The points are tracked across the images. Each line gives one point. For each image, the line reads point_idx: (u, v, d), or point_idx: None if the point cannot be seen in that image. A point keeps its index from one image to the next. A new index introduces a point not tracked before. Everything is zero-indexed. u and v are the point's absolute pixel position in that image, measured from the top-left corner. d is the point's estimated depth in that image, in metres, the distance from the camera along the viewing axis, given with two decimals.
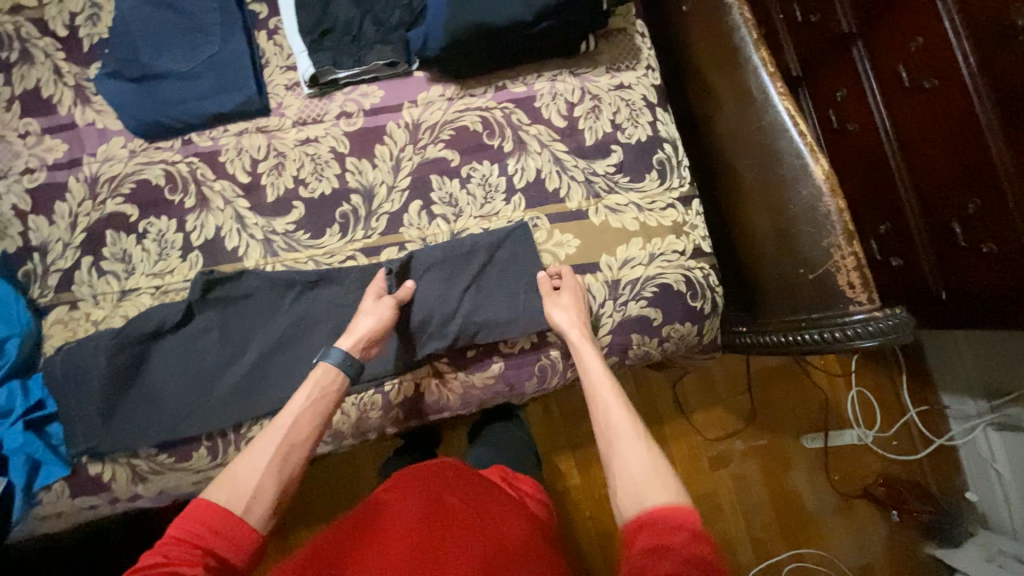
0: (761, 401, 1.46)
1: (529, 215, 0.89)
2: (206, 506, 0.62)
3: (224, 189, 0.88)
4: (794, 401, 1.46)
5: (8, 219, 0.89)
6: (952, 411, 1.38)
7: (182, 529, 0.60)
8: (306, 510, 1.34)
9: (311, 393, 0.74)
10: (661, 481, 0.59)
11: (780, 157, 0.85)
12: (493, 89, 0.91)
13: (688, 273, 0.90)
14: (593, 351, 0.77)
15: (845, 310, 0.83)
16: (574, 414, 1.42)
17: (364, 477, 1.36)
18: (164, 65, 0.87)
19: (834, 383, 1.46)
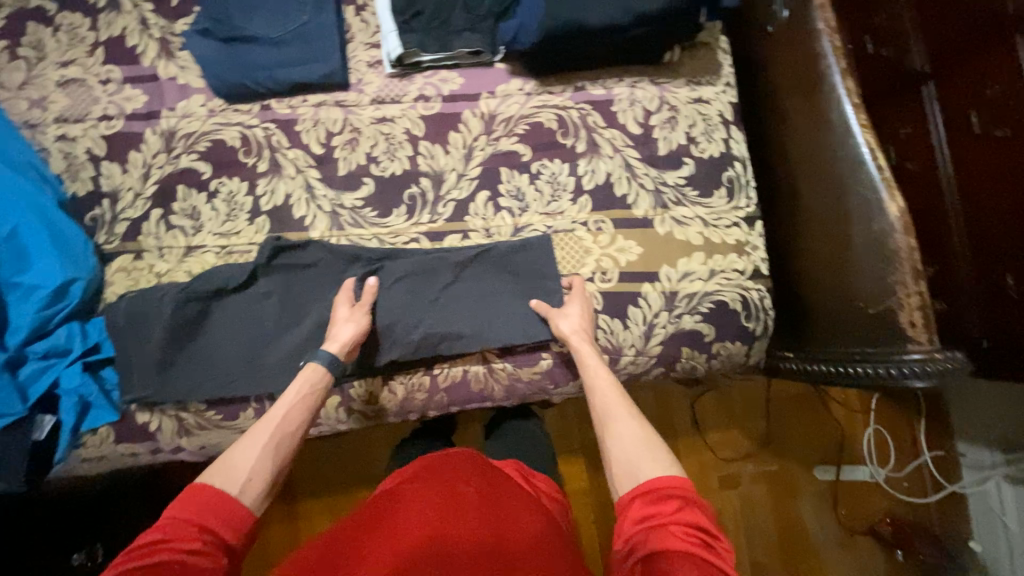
0: (778, 428, 1.45)
1: (594, 218, 0.88)
2: (202, 487, 0.60)
3: (298, 158, 0.90)
4: (811, 432, 1.46)
5: (82, 162, 0.89)
6: (966, 459, 1.32)
7: (178, 512, 0.57)
8: (317, 480, 1.36)
9: (300, 388, 0.75)
10: (653, 457, 0.67)
11: (853, 189, 0.84)
12: (572, 88, 0.91)
13: (745, 294, 0.90)
14: (593, 354, 0.81)
15: (902, 349, 0.82)
16: (590, 419, 1.42)
17: (377, 456, 1.37)
18: (254, 29, 0.87)
19: (851, 417, 1.46)
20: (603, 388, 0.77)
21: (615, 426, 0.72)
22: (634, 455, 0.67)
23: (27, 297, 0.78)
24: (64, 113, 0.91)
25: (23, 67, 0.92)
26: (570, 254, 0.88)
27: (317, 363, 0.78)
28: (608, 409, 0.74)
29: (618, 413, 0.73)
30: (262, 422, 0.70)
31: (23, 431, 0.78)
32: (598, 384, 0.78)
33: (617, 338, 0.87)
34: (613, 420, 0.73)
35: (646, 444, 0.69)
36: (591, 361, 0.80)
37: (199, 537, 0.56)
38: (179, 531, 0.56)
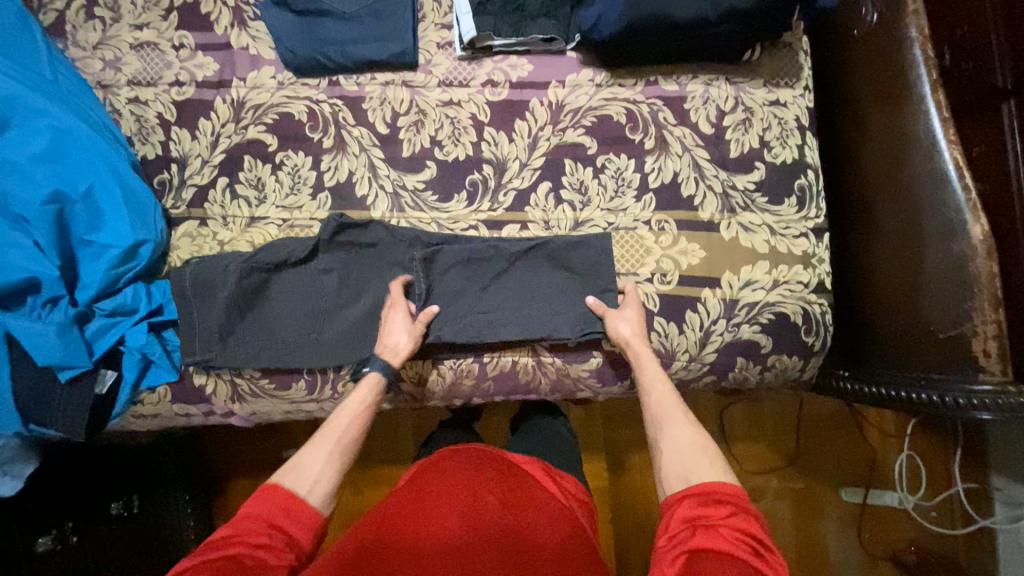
0: (807, 445, 1.42)
1: (657, 217, 0.86)
2: (271, 486, 0.66)
3: (363, 137, 0.90)
4: (840, 452, 1.42)
5: (153, 126, 0.90)
6: (1002, 495, 1.20)
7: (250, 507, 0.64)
8: None
9: (363, 396, 0.78)
10: (709, 462, 0.66)
11: (934, 208, 0.80)
12: (643, 82, 0.89)
13: (807, 307, 0.87)
14: (650, 356, 0.79)
15: (972, 378, 0.80)
16: (617, 419, 1.40)
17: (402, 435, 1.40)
18: (329, 3, 0.87)
19: (881, 438, 1.41)
20: (661, 394, 0.75)
21: (669, 429, 0.71)
22: (692, 461, 0.66)
23: (99, 255, 0.79)
24: (137, 75, 0.92)
25: (100, 27, 0.93)
26: (630, 253, 0.86)
27: (373, 372, 0.80)
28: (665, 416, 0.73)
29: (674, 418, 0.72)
30: (329, 428, 0.75)
31: (85, 384, 0.81)
32: (653, 391, 0.76)
33: (671, 342, 0.86)
34: (667, 424, 0.72)
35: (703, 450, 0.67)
36: (646, 367, 0.78)
37: (262, 535, 0.61)
38: (248, 524, 0.62)
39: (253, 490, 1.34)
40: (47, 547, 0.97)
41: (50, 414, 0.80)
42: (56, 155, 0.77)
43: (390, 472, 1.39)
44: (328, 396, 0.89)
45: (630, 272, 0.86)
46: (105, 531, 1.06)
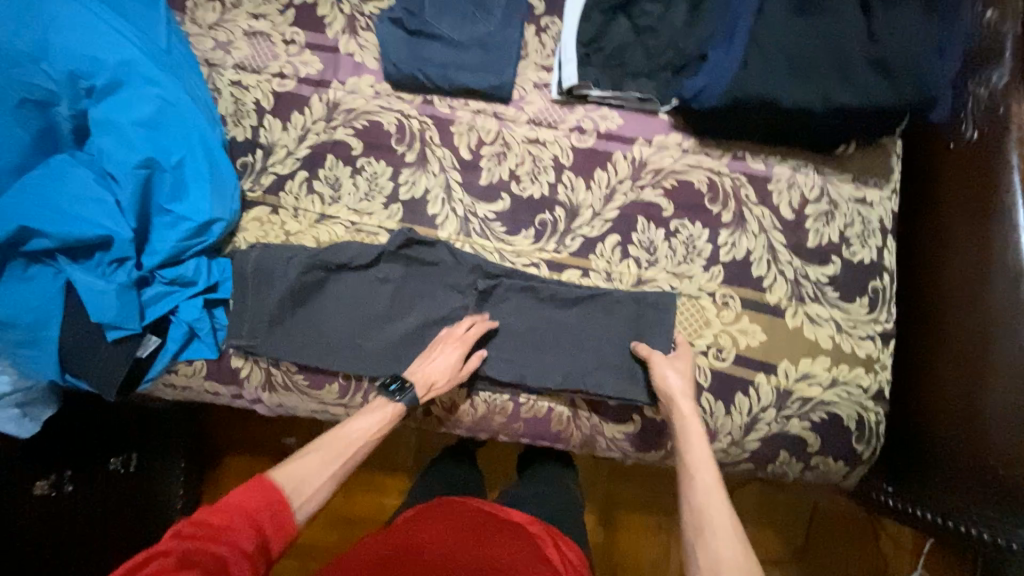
0: (816, 542, 1.35)
1: (722, 291, 0.84)
2: (265, 481, 0.63)
3: (444, 158, 0.91)
4: (847, 556, 1.33)
5: (248, 111, 0.93)
6: None
7: (240, 497, 0.61)
8: None
9: (380, 420, 0.77)
10: None
11: (1010, 341, 0.76)
12: (730, 156, 0.89)
13: (862, 413, 0.84)
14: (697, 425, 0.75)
15: None
16: (624, 479, 1.33)
17: (405, 449, 1.40)
18: (440, 27, 0.89)
19: (896, 551, 1.29)
20: (710, 483, 0.69)
21: (706, 531, 0.64)
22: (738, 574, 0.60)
23: (174, 225, 0.81)
24: (244, 61, 0.95)
25: (218, 8, 0.97)
26: (689, 321, 0.84)
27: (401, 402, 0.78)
28: (709, 509, 0.66)
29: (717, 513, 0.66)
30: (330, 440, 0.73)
31: (129, 346, 0.81)
32: (702, 477, 0.70)
33: (715, 421, 0.83)
34: (712, 532, 0.64)
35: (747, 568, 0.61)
36: (692, 445, 0.73)
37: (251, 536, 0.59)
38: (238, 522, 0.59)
39: (246, 471, 1.34)
40: (44, 491, 0.92)
41: (89, 368, 0.80)
42: (157, 123, 0.78)
43: (384, 481, 1.40)
44: (357, 403, 0.88)
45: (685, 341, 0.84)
46: (101, 488, 1.03)
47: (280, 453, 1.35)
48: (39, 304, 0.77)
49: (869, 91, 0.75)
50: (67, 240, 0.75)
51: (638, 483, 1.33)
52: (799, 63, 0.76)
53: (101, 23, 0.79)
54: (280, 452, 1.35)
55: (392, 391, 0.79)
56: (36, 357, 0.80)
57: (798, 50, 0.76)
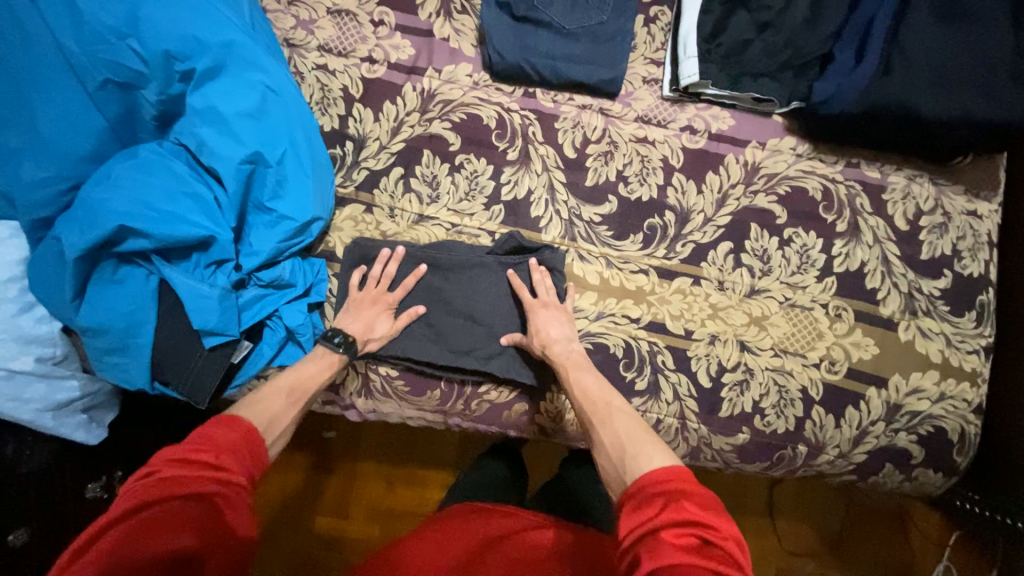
0: (850, 532, 1.30)
1: (836, 303, 0.83)
2: (238, 420, 0.57)
3: (548, 156, 0.86)
4: (878, 546, 1.29)
5: (335, 98, 0.86)
6: None
7: (212, 436, 0.53)
8: (384, 446, 1.24)
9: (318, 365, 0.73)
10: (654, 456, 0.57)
11: None
12: (844, 163, 0.86)
13: (964, 426, 0.84)
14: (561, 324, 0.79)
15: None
16: None
17: (448, 447, 1.24)
18: (550, 16, 0.84)
19: (924, 544, 1.26)
20: (590, 386, 0.71)
21: (606, 413, 0.67)
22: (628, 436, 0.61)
23: (275, 224, 0.75)
24: (330, 42, 0.87)
25: None
26: (803, 333, 0.83)
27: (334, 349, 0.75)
28: (590, 401, 0.69)
29: (602, 407, 0.68)
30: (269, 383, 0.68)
31: (225, 352, 0.75)
32: (585, 382, 0.72)
33: (825, 434, 0.82)
34: (603, 415, 0.66)
35: (638, 430, 0.62)
36: (574, 365, 0.74)
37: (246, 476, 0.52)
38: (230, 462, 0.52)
39: (284, 465, 1.23)
40: (96, 494, 0.88)
41: (179, 377, 0.74)
42: (262, 114, 0.73)
43: (425, 473, 1.23)
44: (457, 410, 0.85)
45: (798, 353, 0.83)
46: None
47: (321, 449, 1.24)
48: (133, 307, 0.71)
49: (1011, 106, 0.73)
50: (168, 242, 0.69)
51: None
52: (944, 73, 0.74)
53: None
54: (318, 446, 1.24)
55: (335, 344, 0.75)
56: (123, 366, 0.73)
57: (945, 56, 0.74)
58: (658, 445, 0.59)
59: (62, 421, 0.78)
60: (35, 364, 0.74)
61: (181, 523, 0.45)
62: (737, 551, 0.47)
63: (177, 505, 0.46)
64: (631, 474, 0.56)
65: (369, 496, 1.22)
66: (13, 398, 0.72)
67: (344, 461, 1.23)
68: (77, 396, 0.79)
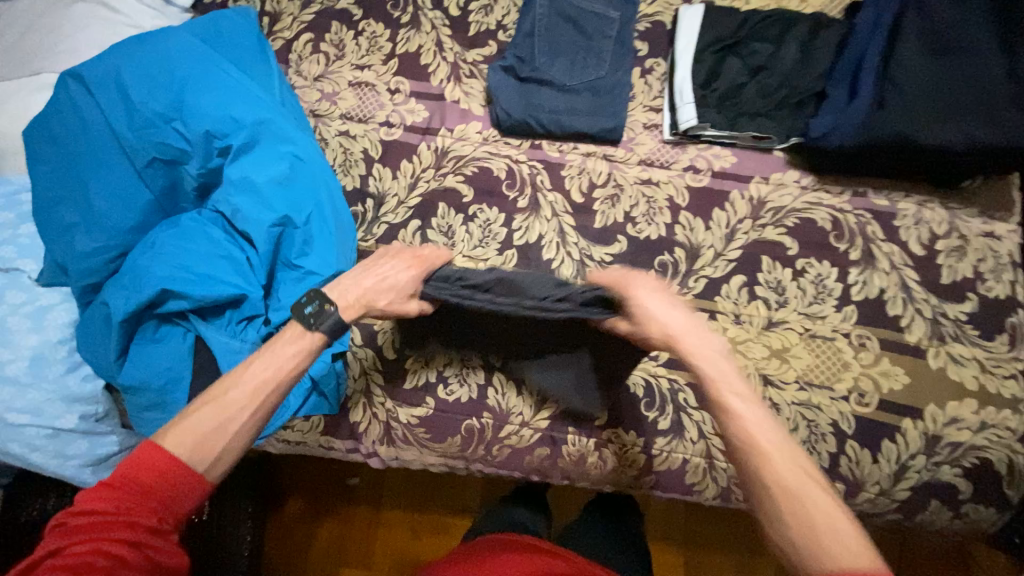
0: None
1: (858, 332, 0.82)
2: (149, 449, 0.52)
3: (557, 202, 0.90)
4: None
5: (356, 160, 0.93)
6: None
7: (122, 475, 0.51)
8: (407, 491, 1.23)
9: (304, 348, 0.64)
10: (829, 514, 0.51)
11: None
12: (850, 192, 0.87)
13: (1015, 458, 0.79)
14: (648, 292, 0.68)
15: None
16: (702, 517, 1.21)
17: (472, 493, 1.22)
18: (551, 74, 0.90)
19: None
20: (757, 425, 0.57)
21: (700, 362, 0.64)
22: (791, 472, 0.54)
23: (301, 281, 0.79)
24: (350, 111, 0.95)
25: (322, 61, 0.98)
26: (828, 364, 0.81)
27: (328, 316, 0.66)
28: (681, 343, 0.65)
29: (768, 446, 0.56)
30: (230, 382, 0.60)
31: None
32: (736, 408, 0.59)
33: (863, 471, 0.79)
34: (703, 363, 0.63)
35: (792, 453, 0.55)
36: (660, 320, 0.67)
37: (159, 512, 0.50)
38: (134, 503, 0.50)
39: (310, 514, 1.22)
40: None
41: None
42: (290, 180, 0.79)
43: (452, 520, 1.20)
44: (479, 455, 0.85)
45: (825, 385, 0.80)
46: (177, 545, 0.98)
47: (345, 495, 1.23)
48: (169, 366, 0.75)
49: (1016, 129, 0.74)
50: (203, 302, 0.74)
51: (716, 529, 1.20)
52: (938, 103, 0.76)
53: (235, 83, 0.80)
54: (344, 494, 1.23)
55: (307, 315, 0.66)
56: (160, 421, 0.77)
57: (937, 87, 0.76)
58: (852, 524, 0.51)
59: (101, 474, 0.83)
60: (78, 421, 0.78)
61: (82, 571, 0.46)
62: None
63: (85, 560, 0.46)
64: (827, 546, 0.49)
65: (392, 546, 1.19)
66: (60, 455, 0.78)
67: (368, 508, 1.22)
68: (116, 451, 0.83)
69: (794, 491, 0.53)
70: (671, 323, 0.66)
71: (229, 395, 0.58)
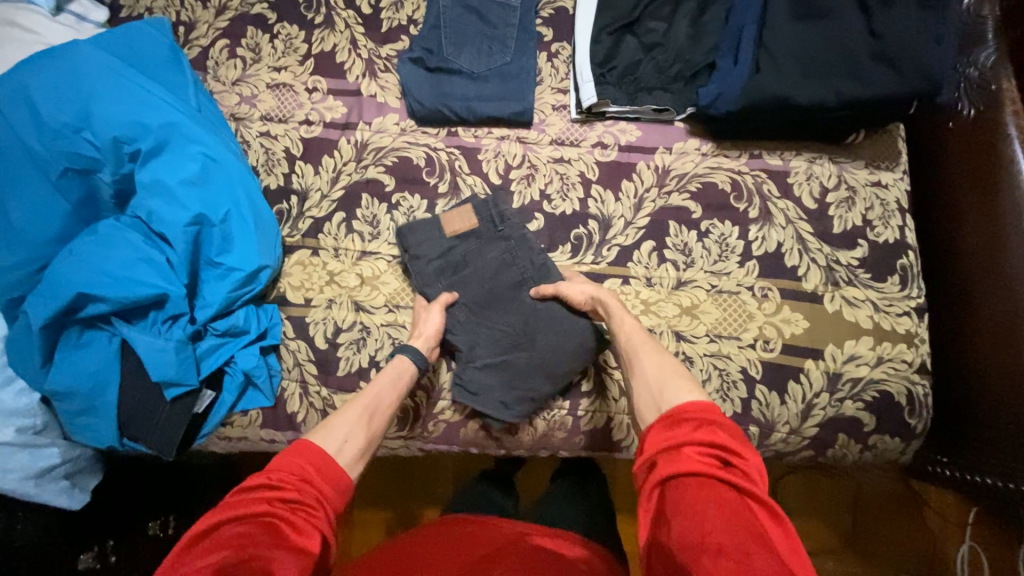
0: (866, 526, 1.26)
1: (760, 284, 0.87)
2: (312, 445, 0.61)
3: (476, 185, 0.94)
4: (897, 537, 1.24)
5: (279, 159, 0.96)
6: None
7: (283, 462, 0.59)
8: (375, 488, 1.23)
9: (392, 376, 0.77)
10: (677, 389, 0.62)
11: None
12: (747, 155, 0.93)
13: (911, 388, 0.86)
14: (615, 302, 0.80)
15: None
16: None
17: (443, 484, 1.22)
18: (459, 64, 0.94)
19: None
20: (632, 333, 0.74)
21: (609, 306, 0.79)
22: (661, 376, 0.65)
23: (224, 276, 0.82)
24: (270, 112, 0.98)
25: (239, 65, 1.00)
26: (733, 316, 0.86)
27: (406, 357, 0.80)
28: (602, 295, 0.81)
29: (647, 354, 0.69)
30: (352, 403, 0.71)
31: (186, 403, 0.80)
32: (627, 334, 0.74)
33: (773, 413, 0.84)
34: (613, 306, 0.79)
35: (670, 369, 0.66)
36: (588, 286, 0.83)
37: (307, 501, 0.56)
38: (290, 481, 0.57)
39: None
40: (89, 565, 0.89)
41: (146, 430, 0.79)
42: (203, 180, 0.81)
43: (421, 511, 1.21)
44: (417, 434, 0.88)
45: (732, 336, 0.86)
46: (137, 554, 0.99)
47: None
48: (96, 370, 0.77)
49: (878, 82, 0.80)
50: (124, 303, 0.76)
51: None
52: (808, 65, 0.82)
53: (144, 90, 0.82)
54: None
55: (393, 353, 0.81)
56: (95, 425, 0.79)
57: (806, 50, 0.82)
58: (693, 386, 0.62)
59: (46, 486, 0.81)
60: (14, 435, 0.78)
61: (243, 543, 0.50)
62: (735, 463, 0.52)
63: (242, 524, 0.52)
64: (668, 401, 0.61)
65: (363, 543, 1.20)
66: None
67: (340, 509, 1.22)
68: (58, 462, 0.82)
69: (640, 358, 0.70)
70: (597, 295, 0.81)
71: (332, 423, 0.67)
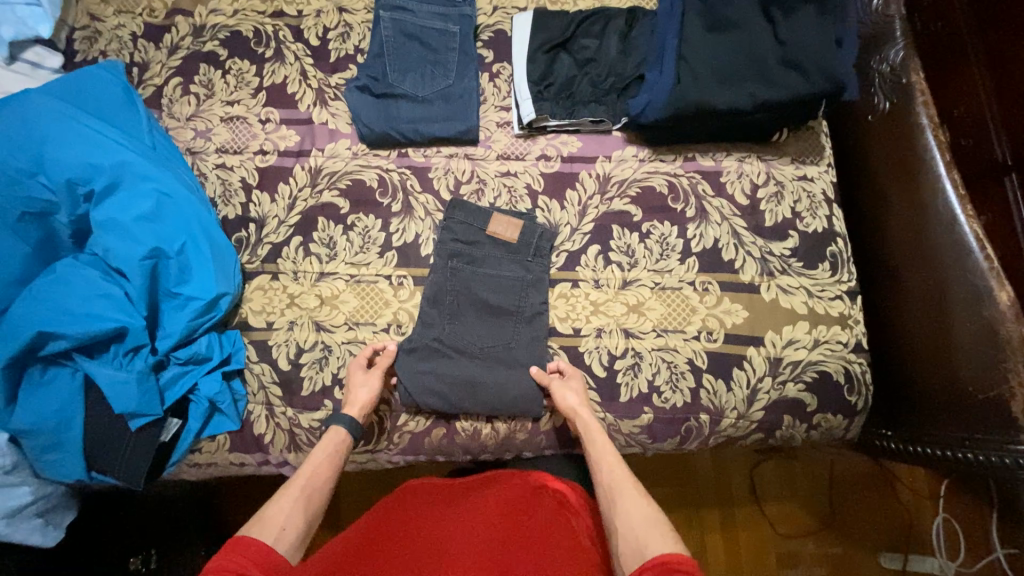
0: (843, 505, 1.28)
1: (701, 278, 0.92)
2: (247, 539, 0.63)
3: (428, 203, 0.98)
4: (871, 513, 1.28)
5: (236, 189, 0.99)
6: None
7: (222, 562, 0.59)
8: (356, 504, 1.23)
9: (329, 449, 0.79)
10: (659, 534, 0.63)
11: (945, 278, 0.85)
12: (682, 158, 0.98)
13: (848, 367, 0.91)
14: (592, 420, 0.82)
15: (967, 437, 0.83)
16: (647, 477, 1.28)
17: None
18: (405, 88, 0.98)
19: (916, 498, 1.27)
20: (613, 469, 0.74)
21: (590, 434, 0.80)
22: (643, 530, 0.64)
23: (184, 306, 0.85)
24: (226, 144, 1.01)
25: (193, 101, 1.04)
26: (677, 311, 0.91)
27: (340, 425, 0.82)
28: (578, 416, 0.82)
29: (623, 497, 0.70)
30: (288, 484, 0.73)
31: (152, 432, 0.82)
32: (609, 469, 0.75)
33: (721, 400, 0.89)
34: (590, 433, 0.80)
35: (653, 518, 0.66)
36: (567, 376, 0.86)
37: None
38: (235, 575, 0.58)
39: None
40: None
41: (112, 463, 0.81)
42: (158, 215, 0.84)
43: None
44: (383, 446, 0.91)
45: (678, 330, 0.90)
46: None
47: None
48: (59, 406, 0.79)
49: (788, 85, 0.86)
50: (83, 339, 0.78)
51: (663, 483, 1.28)
52: (724, 74, 0.89)
53: (98, 133, 0.85)
54: None
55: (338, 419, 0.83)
56: (62, 460, 0.80)
57: (721, 60, 0.89)
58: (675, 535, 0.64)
59: (18, 526, 0.81)
60: None
61: None
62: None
63: None
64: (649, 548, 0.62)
65: None
66: None
67: (326, 530, 1.22)
68: (29, 501, 0.82)
69: (618, 500, 0.70)
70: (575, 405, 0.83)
71: (267, 512, 0.68)
